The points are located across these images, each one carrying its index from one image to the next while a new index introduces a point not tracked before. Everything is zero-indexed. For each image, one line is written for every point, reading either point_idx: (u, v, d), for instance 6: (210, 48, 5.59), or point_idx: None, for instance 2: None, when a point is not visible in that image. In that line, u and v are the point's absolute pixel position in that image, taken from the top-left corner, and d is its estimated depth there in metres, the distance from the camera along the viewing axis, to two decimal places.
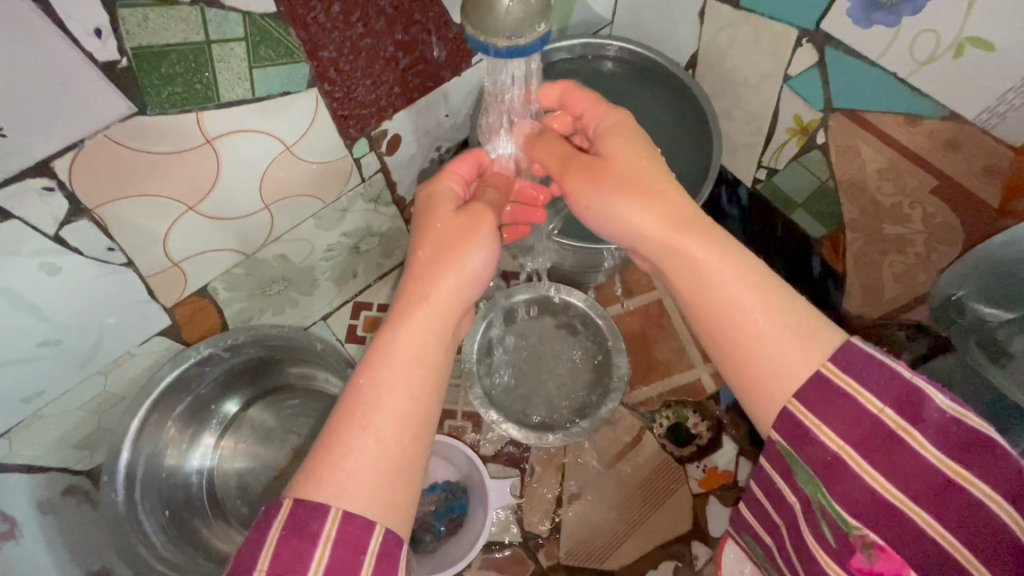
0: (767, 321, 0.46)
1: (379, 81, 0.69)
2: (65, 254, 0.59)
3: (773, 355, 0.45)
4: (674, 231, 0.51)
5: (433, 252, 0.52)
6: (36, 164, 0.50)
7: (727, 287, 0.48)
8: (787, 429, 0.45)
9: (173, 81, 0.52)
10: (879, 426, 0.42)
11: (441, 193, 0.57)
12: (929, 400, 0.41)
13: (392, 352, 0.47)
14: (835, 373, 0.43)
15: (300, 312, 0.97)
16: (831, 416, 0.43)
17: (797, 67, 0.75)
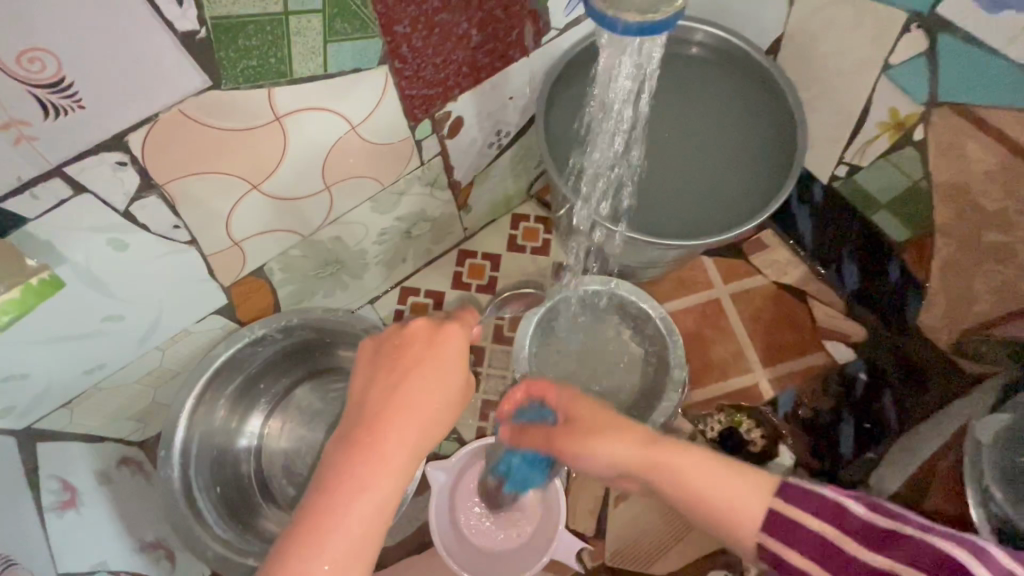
0: (715, 488, 0.52)
1: (448, 60, 0.66)
2: (133, 230, 0.58)
3: (734, 516, 0.51)
4: (660, 449, 0.54)
5: (415, 391, 0.49)
6: (111, 137, 0.49)
7: (713, 490, 0.52)
8: (812, 547, 0.48)
9: (249, 54, 0.50)
10: (826, 543, 0.47)
11: (424, 349, 0.52)
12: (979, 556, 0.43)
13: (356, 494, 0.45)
14: (783, 506, 0.50)
15: (349, 296, 0.96)
16: (795, 541, 0.48)
17: (899, 55, 0.69)
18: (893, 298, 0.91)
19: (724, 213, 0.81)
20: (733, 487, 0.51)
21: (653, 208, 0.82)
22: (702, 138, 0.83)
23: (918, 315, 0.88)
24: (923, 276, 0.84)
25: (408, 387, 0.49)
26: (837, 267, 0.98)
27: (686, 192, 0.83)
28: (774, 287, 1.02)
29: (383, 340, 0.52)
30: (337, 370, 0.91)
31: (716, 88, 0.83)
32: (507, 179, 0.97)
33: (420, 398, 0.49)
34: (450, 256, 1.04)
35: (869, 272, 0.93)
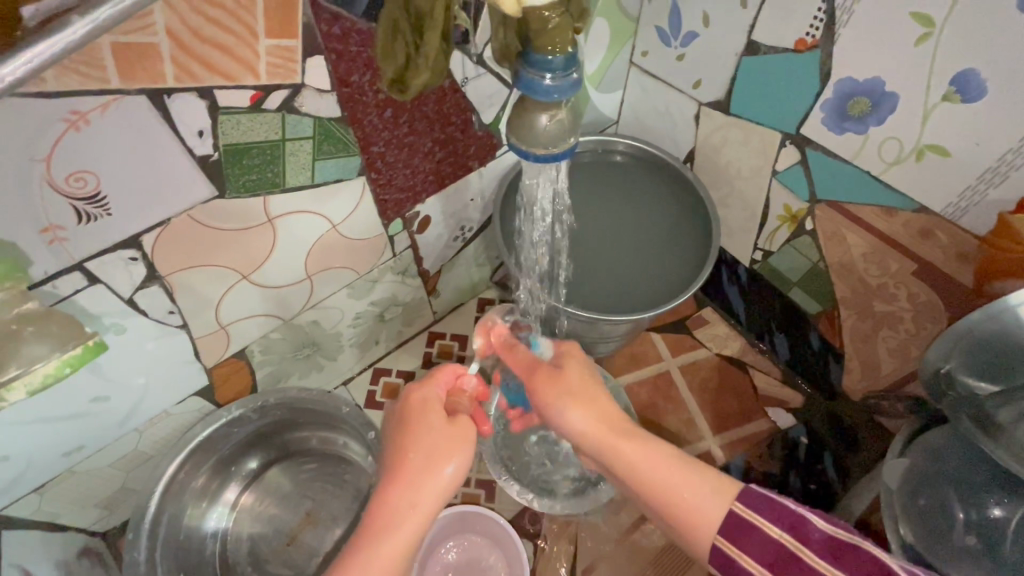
0: (687, 478, 0.56)
1: (416, 171, 0.79)
2: (134, 315, 0.66)
3: (691, 508, 0.55)
4: (614, 438, 0.60)
5: (422, 465, 0.56)
6: (128, 237, 0.58)
7: (666, 479, 0.56)
8: (719, 559, 0.54)
9: (250, 171, 0.61)
10: (782, 549, 0.51)
11: (426, 403, 0.61)
12: (808, 525, 0.51)
13: (400, 518, 0.54)
14: (745, 511, 0.53)
15: (324, 376, 1.02)
16: (749, 545, 0.52)
17: (782, 164, 0.85)
18: (819, 365, 1.01)
19: (653, 291, 0.94)
20: (699, 479, 0.56)
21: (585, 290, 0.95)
22: (624, 226, 0.98)
23: (841, 378, 0.98)
24: (837, 344, 0.95)
25: (424, 433, 0.58)
26: (769, 339, 1.09)
27: (612, 277, 0.95)
28: (717, 359, 1.12)
29: (396, 413, 0.61)
30: (308, 450, 0.94)
31: (638, 185, 0.99)
32: (472, 267, 1.09)
33: (437, 441, 0.58)
34: (421, 338, 1.12)
35: (795, 342, 1.04)
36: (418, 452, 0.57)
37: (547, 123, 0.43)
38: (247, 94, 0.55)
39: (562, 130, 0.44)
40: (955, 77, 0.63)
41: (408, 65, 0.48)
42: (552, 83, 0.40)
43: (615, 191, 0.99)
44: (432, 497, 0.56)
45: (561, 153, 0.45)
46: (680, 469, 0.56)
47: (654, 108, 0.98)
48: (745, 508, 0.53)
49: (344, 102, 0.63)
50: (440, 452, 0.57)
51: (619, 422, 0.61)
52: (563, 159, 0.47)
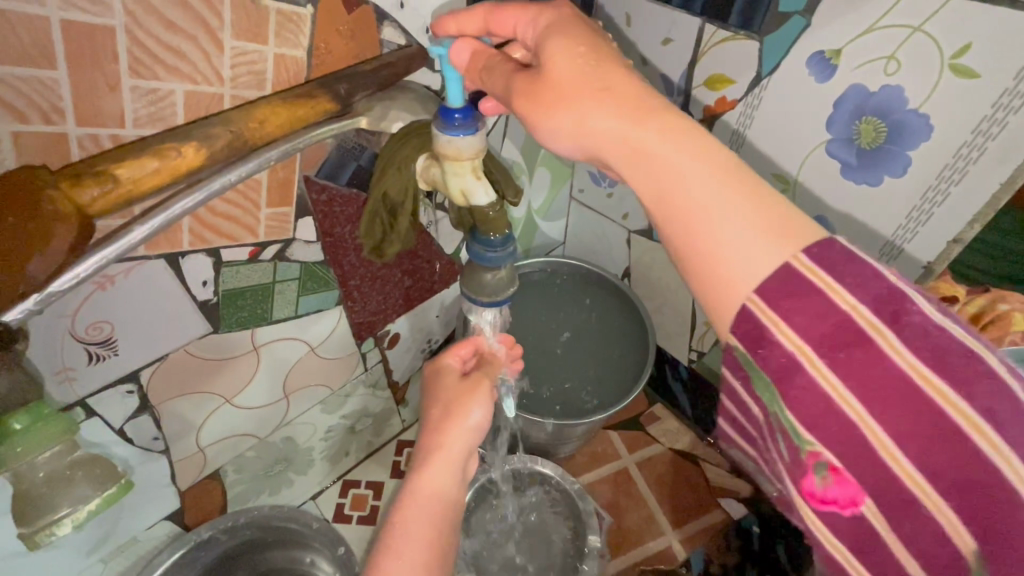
0: (740, 227, 0.43)
1: (387, 296, 0.90)
2: (121, 443, 0.71)
3: (728, 253, 0.43)
4: (638, 132, 0.47)
5: (445, 407, 0.69)
6: (128, 373, 0.65)
7: (695, 185, 0.45)
8: (778, 365, 0.42)
9: (243, 309, 0.71)
10: (908, 379, 0.37)
11: (446, 368, 0.74)
12: (907, 303, 0.39)
13: (437, 452, 0.66)
14: (806, 266, 0.41)
15: (293, 492, 1.04)
16: (846, 362, 0.39)
17: None
18: None
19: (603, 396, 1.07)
20: (782, 209, 0.44)
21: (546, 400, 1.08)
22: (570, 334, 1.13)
23: None
24: None
25: (446, 389, 0.71)
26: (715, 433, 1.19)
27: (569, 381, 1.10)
28: (671, 453, 1.20)
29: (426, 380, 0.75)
30: (274, 571, 0.94)
31: (579, 297, 1.13)
32: None
33: (455, 396, 0.70)
34: (390, 446, 1.17)
35: None
36: (449, 416, 0.68)
37: (490, 279, 0.57)
38: (246, 250, 0.67)
39: (501, 284, 0.58)
40: (812, 221, 0.80)
41: (383, 239, 0.63)
42: (495, 254, 0.55)
43: (563, 299, 1.14)
44: (464, 434, 0.68)
45: (503, 299, 0.59)
46: (756, 199, 0.44)
47: (593, 232, 1.15)
48: (813, 267, 0.41)
49: (327, 248, 0.75)
50: (464, 408, 0.69)
51: (653, 108, 0.48)
52: (506, 303, 0.60)
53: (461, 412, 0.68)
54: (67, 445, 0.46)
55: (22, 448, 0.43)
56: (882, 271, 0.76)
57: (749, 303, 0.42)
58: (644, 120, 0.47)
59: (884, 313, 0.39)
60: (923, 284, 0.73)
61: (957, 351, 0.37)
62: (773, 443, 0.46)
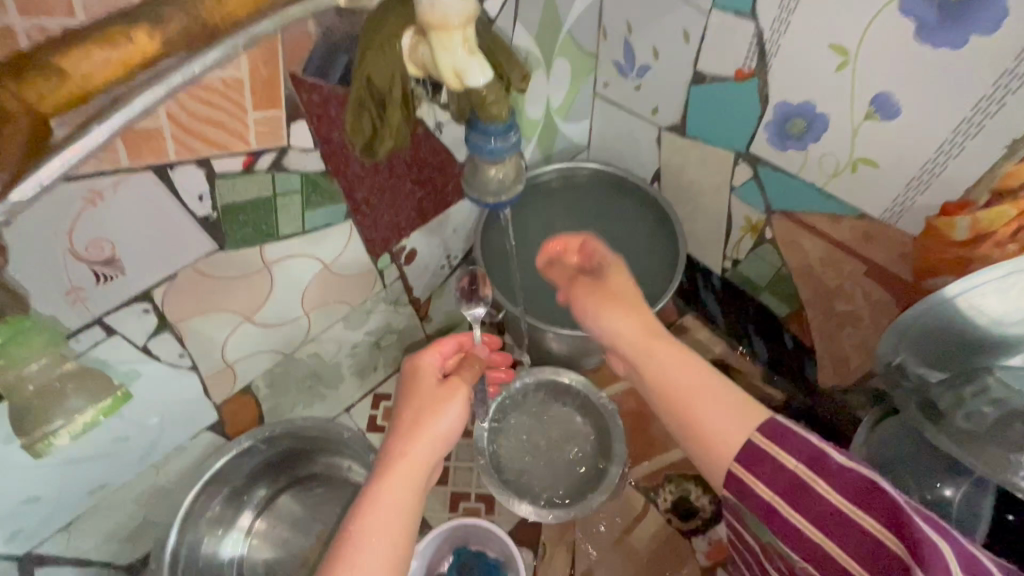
0: (716, 417, 0.57)
1: (399, 209, 0.86)
2: (148, 360, 0.72)
3: (690, 405, 0.58)
4: (655, 342, 0.64)
5: (422, 415, 0.63)
6: (140, 292, 0.65)
7: (676, 380, 0.60)
8: (739, 494, 0.56)
9: (246, 224, 0.68)
10: (795, 478, 0.52)
11: (424, 369, 0.69)
12: (828, 460, 0.52)
13: (399, 461, 0.59)
14: (763, 440, 0.54)
15: (327, 404, 1.08)
16: (762, 476, 0.54)
17: (738, 179, 0.91)
18: (795, 363, 1.07)
19: (637, 298, 1.02)
20: (721, 390, 0.59)
21: (569, 308, 1.03)
22: (595, 241, 1.07)
23: (817, 376, 1.03)
24: (809, 342, 1.01)
25: (422, 392, 0.66)
26: (748, 342, 1.15)
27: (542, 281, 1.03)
28: None
29: (400, 377, 0.70)
30: (315, 474, 1.00)
31: (604, 203, 1.07)
32: None
33: (428, 399, 0.65)
34: None
35: (772, 344, 1.09)
36: (420, 421, 0.63)
37: (494, 177, 0.54)
38: (240, 159, 0.63)
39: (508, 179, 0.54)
40: (874, 98, 0.68)
41: (375, 135, 0.62)
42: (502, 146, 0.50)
43: (590, 210, 1.08)
44: (437, 440, 0.62)
45: (510, 197, 0.55)
46: (724, 408, 0.57)
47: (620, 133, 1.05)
48: (792, 456, 0.53)
49: (326, 157, 0.70)
50: (439, 416, 0.63)
51: (656, 326, 0.66)
52: (513, 202, 0.57)
53: (437, 419, 0.63)
54: (53, 358, 0.54)
55: (11, 359, 0.51)
56: (955, 153, 0.65)
57: (731, 468, 0.55)
58: (654, 343, 0.64)
59: (804, 458, 0.53)
60: (1003, 167, 0.62)
61: (869, 487, 0.49)
62: (775, 532, 0.55)
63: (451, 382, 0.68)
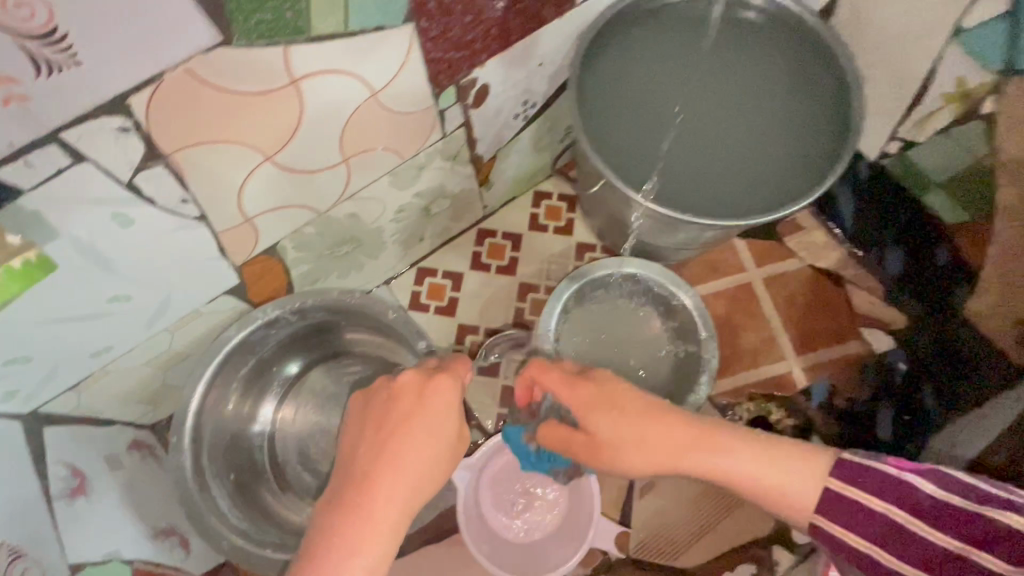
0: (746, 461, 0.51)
1: (480, 19, 0.60)
2: (138, 203, 0.54)
3: (746, 488, 0.52)
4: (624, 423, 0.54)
5: (405, 452, 0.49)
6: (112, 99, 0.44)
7: (731, 465, 0.52)
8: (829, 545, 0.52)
9: (264, 5, 0.45)
10: (892, 523, 0.49)
11: (415, 385, 0.53)
12: (914, 489, 0.49)
13: (376, 500, 0.47)
14: (839, 486, 0.51)
15: (364, 276, 0.92)
16: (854, 524, 0.50)
17: (974, 18, 0.64)
18: (936, 283, 0.86)
19: (773, 190, 0.75)
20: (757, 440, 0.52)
21: (679, 185, 0.75)
22: (732, 108, 0.77)
23: (968, 303, 0.82)
24: (971, 260, 0.80)
25: (419, 430, 0.50)
26: (879, 251, 0.93)
27: (656, 105, 0.77)
28: (811, 271, 0.98)
29: (376, 391, 0.53)
30: (352, 354, 0.88)
31: (760, 51, 0.77)
32: (530, 154, 0.93)
33: (428, 442, 0.50)
34: (469, 235, 1.01)
35: (914, 255, 0.88)
36: (401, 456, 0.49)
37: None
38: None
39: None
40: None
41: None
42: None
43: (743, 61, 0.77)
44: (413, 484, 0.48)
45: None
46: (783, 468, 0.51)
47: None
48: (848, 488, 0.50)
49: None
50: (431, 468, 0.50)
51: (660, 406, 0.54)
52: None
53: (419, 457, 0.49)
54: None
55: None
56: None
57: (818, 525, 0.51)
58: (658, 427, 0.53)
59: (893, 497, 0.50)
60: None
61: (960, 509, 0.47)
62: None
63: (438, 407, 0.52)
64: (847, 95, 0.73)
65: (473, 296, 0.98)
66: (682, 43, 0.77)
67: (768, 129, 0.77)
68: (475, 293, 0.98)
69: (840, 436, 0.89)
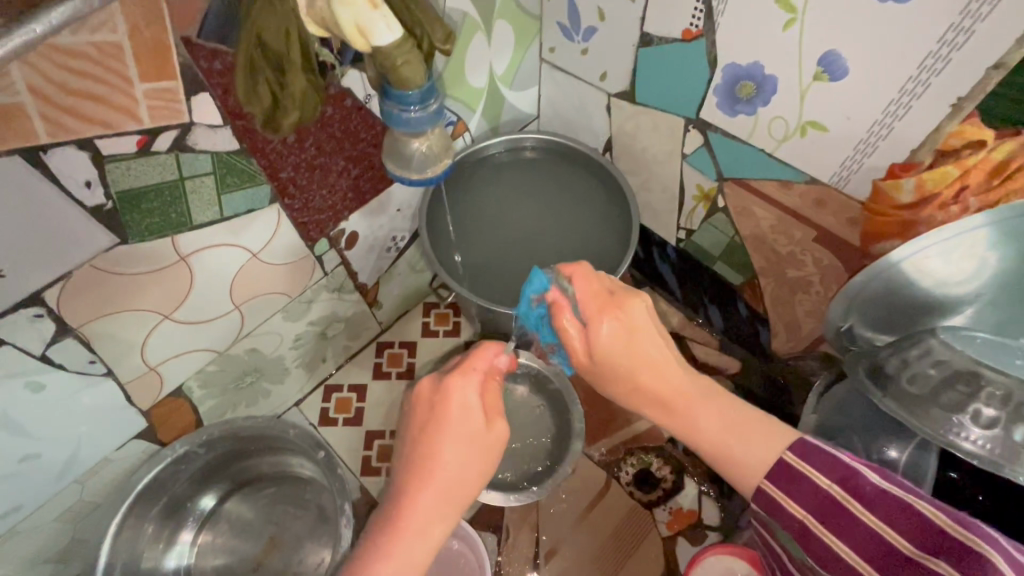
0: (745, 448, 0.54)
1: (334, 189, 0.79)
2: (50, 370, 0.65)
3: (738, 455, 0.54)
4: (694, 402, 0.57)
5: (449, 470, 0.53)
6: (28, 295, 0.58)
7: (709, 431, 0.56)
8: (765, 503, 0.53)
9: (151, 213, 0.61)
10: (827, 499, 0.50)
11: (450, 403, 0.54)
12: (863, 479, 0.49)
13: (416, 528, 0.51)
14: (796, 461, 0.51)
15: (273, 401, 1.02)
16: (795, 492, 0.51)
17: (690, 147, 0.88)
18: (750, 331, 1.06)
19: None
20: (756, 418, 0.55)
21: (504, 287, 0.98)
22: (541, 224, 1.02)
23: (770, 341, 1.02)
24: (762, 310, 1.00)
25: (442, 438, 0.53)
26: (704, 311, 1.14)
27: (481, 228, 1.01)
28: None
29: (421, 408, 0.55)
30: (264, 476, 0.95)
31: (554, 178, 1.03)
32: (411, 274, 1.10)
33: (466, 448, 0.53)
34: (370, 349, 1.14)
35: (726, 312, 1.09)
36: (438, 469, 0.53)
37: (416, 150, 0.55)
38: (132, 139, 0.55)
39: (430, 156, 0.56)
40: (822, 58, 0.66)
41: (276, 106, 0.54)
42: (416, 118, 0.51)
43: (544, 187, 1.03)
44: (450, 496, 0.53)
45: (432, 176, 0.57)
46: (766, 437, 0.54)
47: (570, 102, 1.01)
48: (802, 461, 0.51)
49: (241, 135, 0.62)
50: (468, 470, 0.53)
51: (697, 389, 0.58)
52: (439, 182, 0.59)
53: (452, 465, 0.53)
54: None
55: None
56: (902, 114, 0.64)
57: (763, 487, 0.53)
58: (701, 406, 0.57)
59: (840, 483, 0.49)
60: (947, 127, 0.61)
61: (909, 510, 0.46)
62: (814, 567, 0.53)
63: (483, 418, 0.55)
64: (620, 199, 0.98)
65: (377, 404, 1.09)
66: (514, 184, 1.03)
67: (568, 234, 1.01)
68: (378, 400, 1.09)
69: (709, 472, 1.03)
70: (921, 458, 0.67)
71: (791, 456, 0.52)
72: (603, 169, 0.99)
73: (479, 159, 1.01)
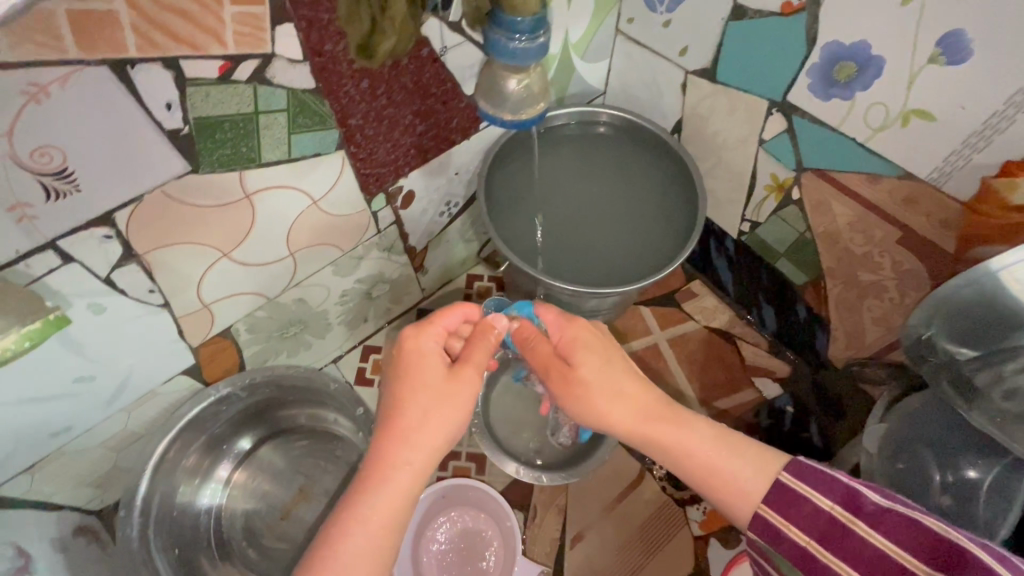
0: (737, 471, 0.54)
1: (398, 144, 0.77)
2: (113, 294, 0.66)
3: (729, 482, 0.54)
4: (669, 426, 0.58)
5: (419, 419, 0.53)
6: (101, 215, 0.58)
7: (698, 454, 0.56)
8: (761, 528, 0.53)
9: (223, 145, 0.60)
10: (832, 520, 0.49)
11: (427, 358, 0.55)
12: (863, 498, 0.49)
13: (394, 469, 0.52)
14: (792, 481, 0.52)
15: (313, 354, 1.03)
16: (796, 515, 0.51)
17: (770, 132, 0.83)
18: (807, 335, 1.00)
19: (635, 257, 0.95)
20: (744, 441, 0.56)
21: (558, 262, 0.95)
22: (603, 202, 0.99)
23: (827, 347, 0.98)
24: (824, 314, 0.95)
25: (422, 383, 0.54)
26: (757, 310, 1.08)
27: (536, 202, 0.98)
28: (706, 332, 1.10)
29: (399, 361, 0.56)
30: (298, 427, 0.95)
31: (620, 156, 0.99)
32: (459, 243, 1.08)
33: (430, 398, 0.54)
34: (410, 314, 1.13)
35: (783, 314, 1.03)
36: (404, 414, 0.53)
37: (513, 89, 0.53)
38: (215, 63, 0.54)
39: (525, 98, 0.54)
40: (941, 39, 0.61)
41: None
42: (519, 48, 0.48)
43: (608, 165, 1.00)
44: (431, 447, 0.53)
45: (527, 118, 0.54)
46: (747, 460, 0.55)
47: (642, 77, 0.96)
48: (795, 477, 0.52)
49: (318, 73, 0.61)
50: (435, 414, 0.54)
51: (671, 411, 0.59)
52: (531, 126, 0.56)
53: (423, 406, 0.53)
54: None
55: None
56: None
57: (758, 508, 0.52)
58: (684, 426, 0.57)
59: (841, 500, 0.49)
60: None
61: (910, 527, 0.46)
62: None
63: (466, 381, 0.56)
64: (688, 183, 0.94)
65: None
66: (580, 160, 1.00)
67: (627, 214, 0.98)
68: None
69: None
70: (1006, 477, 0.69)
71: (788, 477, 0.52)
72: (678, 159, 0.95)
73: (547, 130, 0.98)
